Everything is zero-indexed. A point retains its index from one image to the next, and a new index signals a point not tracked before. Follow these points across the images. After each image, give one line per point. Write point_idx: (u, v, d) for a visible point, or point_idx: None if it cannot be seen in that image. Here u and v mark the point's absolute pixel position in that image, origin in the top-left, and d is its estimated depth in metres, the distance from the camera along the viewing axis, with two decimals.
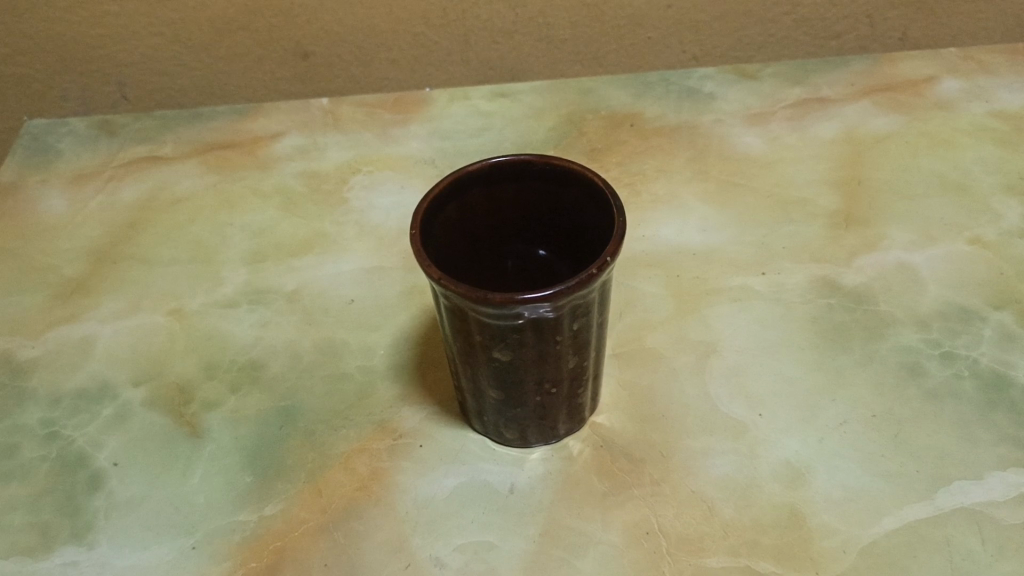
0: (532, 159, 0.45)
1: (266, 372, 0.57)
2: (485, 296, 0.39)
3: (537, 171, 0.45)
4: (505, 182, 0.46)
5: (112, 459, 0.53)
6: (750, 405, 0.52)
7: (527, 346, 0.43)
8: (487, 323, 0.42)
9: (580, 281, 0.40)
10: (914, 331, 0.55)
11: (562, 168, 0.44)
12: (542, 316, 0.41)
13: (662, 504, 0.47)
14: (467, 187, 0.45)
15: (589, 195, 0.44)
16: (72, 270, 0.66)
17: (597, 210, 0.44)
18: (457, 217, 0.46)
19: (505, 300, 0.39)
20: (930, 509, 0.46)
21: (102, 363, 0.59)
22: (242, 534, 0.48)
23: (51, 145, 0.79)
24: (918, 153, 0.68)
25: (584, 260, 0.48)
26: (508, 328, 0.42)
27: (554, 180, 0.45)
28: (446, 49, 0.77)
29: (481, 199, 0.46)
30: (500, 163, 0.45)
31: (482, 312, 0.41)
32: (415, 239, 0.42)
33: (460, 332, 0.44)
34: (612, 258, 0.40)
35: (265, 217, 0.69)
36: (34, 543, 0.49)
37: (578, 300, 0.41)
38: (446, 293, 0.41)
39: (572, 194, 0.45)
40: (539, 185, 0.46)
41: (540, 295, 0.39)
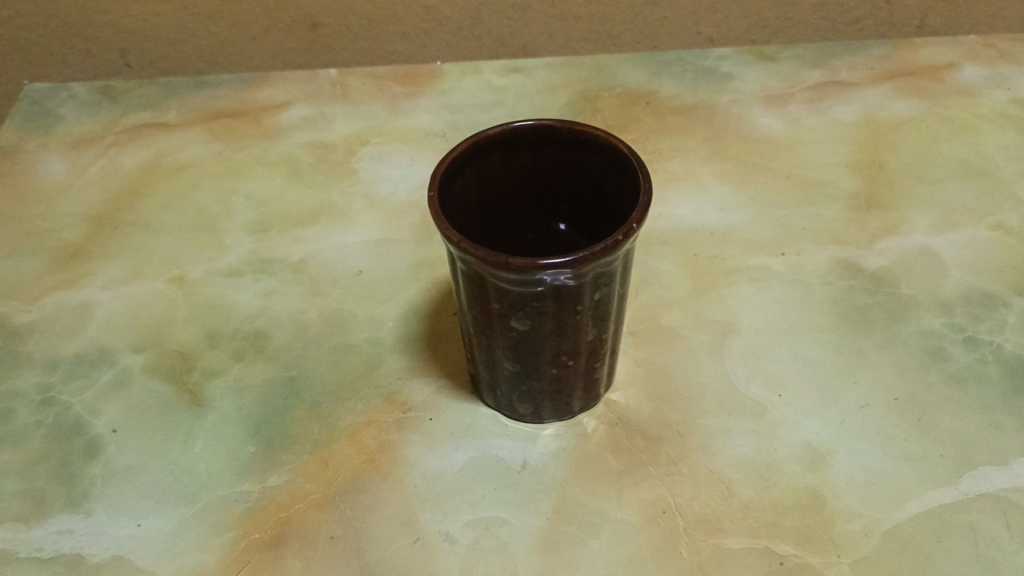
0: (555, 124, 0.43)
1: (270, 342, 0.56)
2: (504, 260, 0.38)
3: (560, 137, 0.44)
4: (525, 148, 0.44)
5: (110, 427, 0.52)
6: (769, 385, 0.50)
7: (546, 316, 0.42)
8: (506, 289, 0.40)
9: (604, 248, 0.38)
10: (937, 315, 0.54)
11: (586, 134, 0.43)
12: (563, 284, 0.40)
13: (679, 484, 0.46)
14: (487, 151, 0.44)
15: (613, 163, 0.43)
16: (71, 234, 0.65)
17: (621, 178, 0.43)
18: (475, 183, 0.44)
19: (526, 265, 0.38)
20: (954, 494, 0.45)
21: (101, 329, 0.57)
22: (244, 504, 0.47)
23: (51, 110, 0.77)
24: (939, 139, 0.67)
25: (605, 231, 0.46)
26: (527, 296, 0.40)
27: (576, 147, 0.44)
28: (457, 23, 0.75)
29: (500, 164, 0.45)
30: (522, 127, 0.43)
31: (501, 278, 0.39)
32: (432, 201, 0.40)
33: (476, 299, 0.43)
34: (637, 225, 0.39)
35: (272, 186, 0.68)
36: (27, 510, 0.48)
37: (600, 268, 0.40)
38: (464, 258, 0.39)
39: (595, 162, 0.44)
40: (561, 152, 0.45)
41: (562, 262, 0.38)
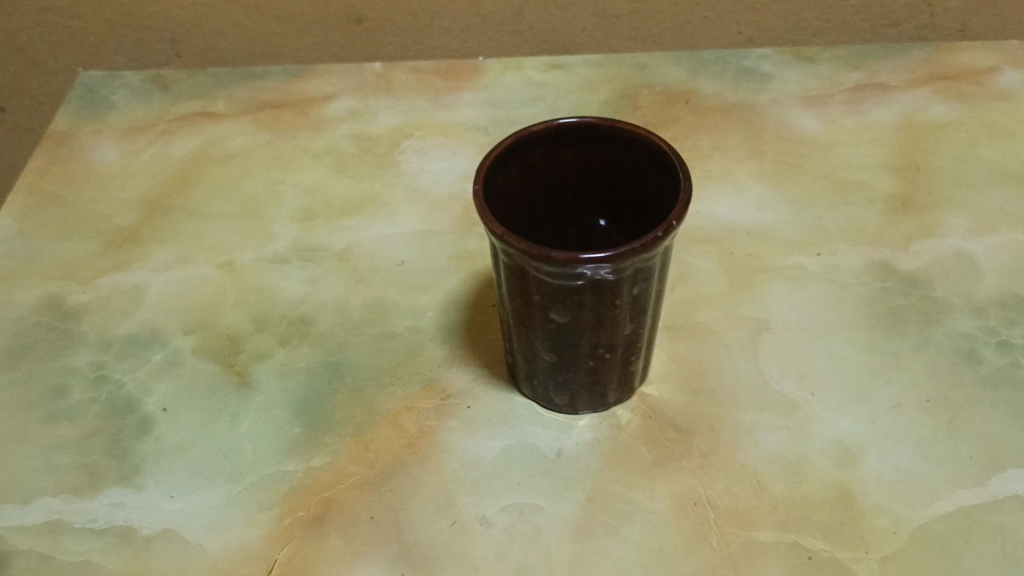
0: (597, 122, 0.45)
1: (315, 328, 0.57)
2: (546, 253, 0.39)
3: (603, 134, 0.45)
4: (568, 144, 0.46)
5: (161, 406, 0.54)
6: (801, 383, 0.51)
7: (585, 308, 0.43)
8: (547, 282, 0.42)
9: (644, 245, 0.39)
10: (971, 317, 0.54)
11: (628, 132, 0.44)
12: (602, 278, 0.41)
13: (710, 476, 0.47)
14: (531, 146, 0.45)
15: (653, 160, 0.44)
16: (124, 219, 0.67)
17: (662, 176, 0.44)
18: (518, 177, 0.46)
19: (567, 259, 0.39)
20: (984, 495, 0.45)
21: (152, 311, 0.59)
22: (289, 484, 0.49)
23: (104, 98, 0.79)
24: (978, 142, 0.67)
25: (643, 227, 0.47)
26: (567, 290, 0.42)
27: (618, 144, 0.45)
28: (500, 19, 0.77)
29: (543, 160, 0.46)
30: (566, 124, 0.45)
31: (542, 270, 0.41)
32: (477, 195, 0.41)
33: (517, 291, 0.44)
34: (677, 222, 0.40)
35: (317, 176, 0.70)
36: (82, 483, 0.50)
37: (640, 264, 0.41)
38: (508, 250, 0.41)
39: (636, 159, 0.45)
40: (603, 149, 0.46)
41: (603, 256, 0.39)
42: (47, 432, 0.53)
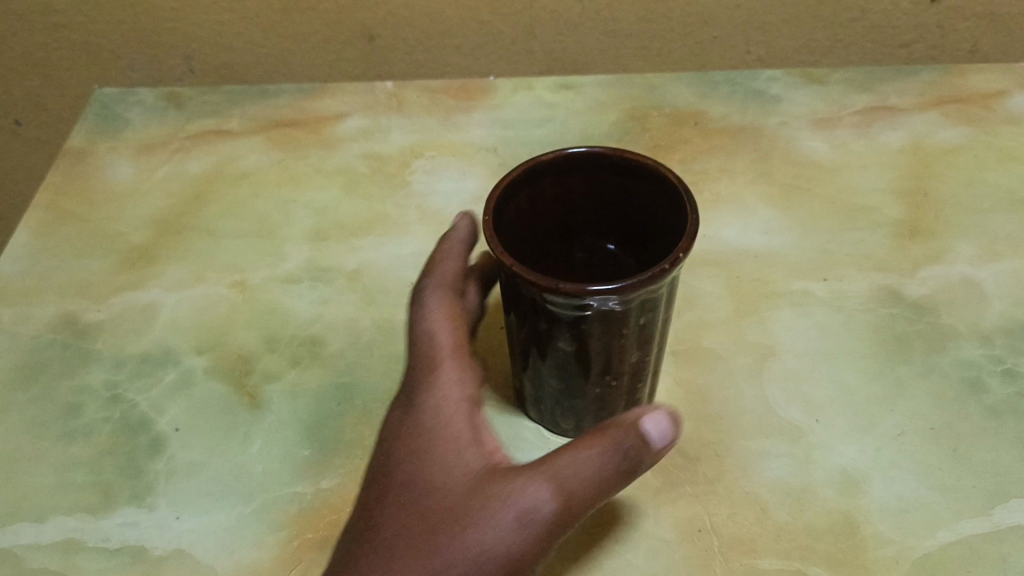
0: (606, 151, 0.45)
1: (326, 349, 0.58)
2: (554, 285, 0.39)
3: (611, 163, 0.45)
4: (576, 171, 0.46)
5: (173, 425, 0.54)
6: (807, 410, 0.52)
7: (593, 336, 0.43)
8: (556, 312, 0.42)
9: (651, 277, 0.39)
10: (976, 345, 0.54)
11: (636, 162, 0.45)
12: (611, 308, 0.41)
13: (714, 503, 0.48)
14: (540, 176, 0.45)
15: (660, 189, 0.44)
16: (138, 237, 0.68)
17: (669, 206, 0.44)
18: (528, 206, 0.46)
19: (576, 291, 0.39)
20: (986, 525, 0.46)
21: (165, 330, 0.60)
22: (298, 505, 0.49)
23: (120, 114, 0.81)
24: (986, 168, 0.68)
25: (651, 254, 0.48)
26: (575, 320, 0.42)
27: (626, 174, 0.46)
28: (511, 38, 0.77)
29: (553, 188, 0.47)
30: (575, 153, 0.45)
31: (552, 301, 0.41)
32: (487, 225, 0.42)
33: (526, 319, 0.44)
34: (684, 255, 0.40)
35: (328, 196, 0.70)
36: (95, 502, 0.51)
37: (647, 295, 0.41)
38: (518, 281, 0.41)
39: (644, 187, 0.45)
40: (612, 178, 0.46)
41: (611, 288, 0.39)
42: (62, 450, 0.53)
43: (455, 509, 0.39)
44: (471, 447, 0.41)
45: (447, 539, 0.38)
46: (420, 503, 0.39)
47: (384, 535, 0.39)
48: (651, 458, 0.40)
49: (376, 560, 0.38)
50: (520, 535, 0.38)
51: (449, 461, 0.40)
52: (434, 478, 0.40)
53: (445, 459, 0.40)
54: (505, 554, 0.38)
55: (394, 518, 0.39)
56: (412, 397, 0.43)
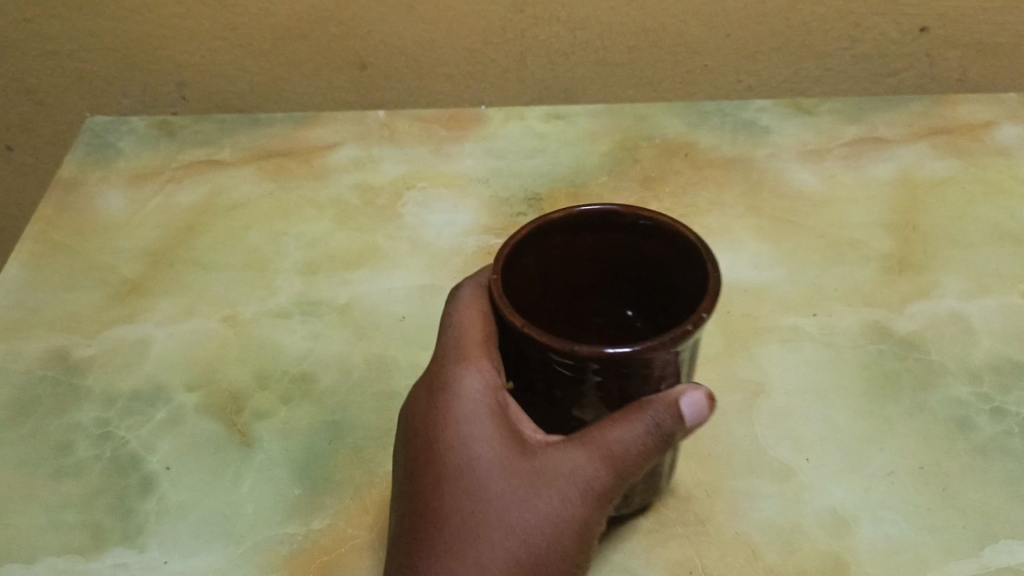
0: (619, 209, 0.43)
1: (317, 385, 0.58)
2: (567, 347, 0.36)
3: (624, 223, 0.43)
4: (586, 232, 0.43)
5: (164, 464, 0.54)
6: (797, 449, 0.52)
7: (612, 406, 0.40)
8: (567, 383, 0.38)
9: (674, 338, 0.36)
10: (965, 383, 0.55)
11: (651, 222, 0.42)
12: (632, 378, 0.38)
13: (705, 544, 0.48)
14: (548, 235, 0.43)
15: (678, 250, 0.42)
16: (130, 270, 0.68)
17: (686, 271, 0.42)
18: (534, 266, 0.43)
19: (591, 354, 0.36)
20: (974, 567, 0.46)
21: (156, 366, 0.60)
22: (289, 547, 0.49)
23: (112, 144, 0.80)
24: (974, 201, 0.68)
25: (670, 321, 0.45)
26: (590, 389, 0.38)
27: (640, 235, 0.43)
28: (503, 67, 0.78)
29: (561, 250, 0.44)
30: (586, 211, 0.43)
31: (562, 370, 0.37)
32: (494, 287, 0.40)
33: (534, 389, 0.40)
34: (707, 315, 0.37)
35: (320, 228, 0.70)
36: (85, 542, 0.51)
37: (670, 362, 0.38)
38: (527, 346, 0.38)
39: (659, 249, 0.43)
40: (623, 239, 0.44)
41: (629, 351, 0.36)
42: (52, 489, 0.53)
43: (511, 494, 0.40)
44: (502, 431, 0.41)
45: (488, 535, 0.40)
46: (470, 490, 0.40)
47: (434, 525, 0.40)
48: (689, 428, 0.39)
49: (441, 546, 0.40)
50: (575, 508, 0.40)
51: (490, 449, 0.40)
52: (467, 470, 0.40)
53: (485, 444, 0.40)
54: (564, 522, 0.40)
55: (448, 506, 0.40)
56: (440, 379, 0.43)
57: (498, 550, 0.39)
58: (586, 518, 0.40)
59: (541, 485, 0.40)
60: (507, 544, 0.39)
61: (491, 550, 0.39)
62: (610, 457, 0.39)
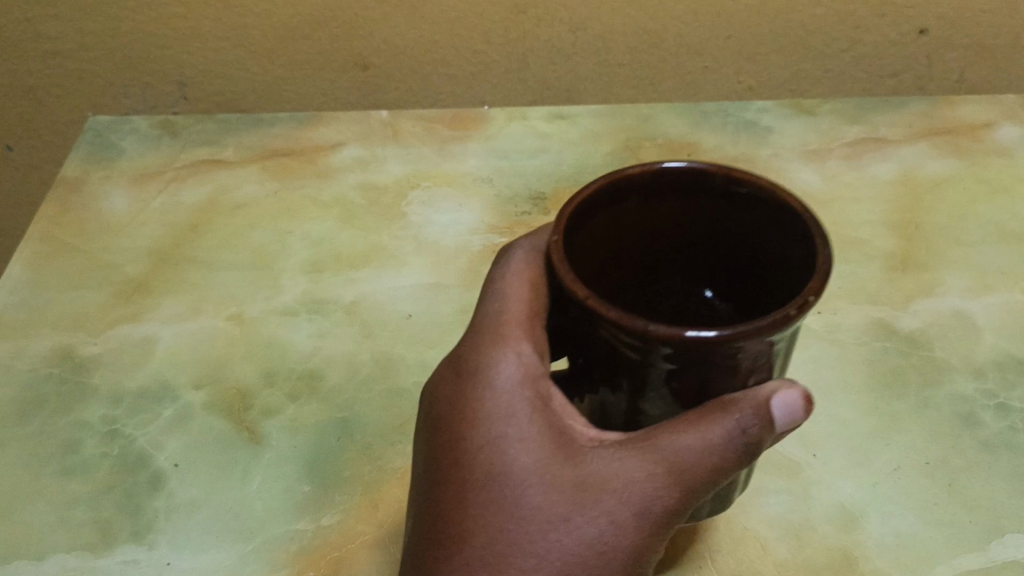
0: (709, 169, 0.39)
1: (324, 382, 0.58)
2: (642, 325, 0.32)
3: (713, 187, 0.40)
4: (670, 196, 0.40)
5: (172, 461, 0.54)
6: (805, 445, 0.52)
7: (687, 396, 0.36)
8: (638, 363, 0.34)
9: (773, 323, 0.32)
10: (969, 379, 0.55)
11: (746, 185, 0.39)
12: (717, 362, 0.34)
13: (715, 539, 0.48)
14: (623, 195, 0.39)
15: (777, 220, 0.39)
16: (134, 269, 0.68)
17: (788, 240, 0.38)
18: (604, 231, 0.40)
19: (668, 336, 0.32)
20: (981, 560, 0.46)
21: (163, 364, 0.60)
22: (299, 543, 0.50)
23: (116, 143, 0.80)
24: (975, 200, 0.69)
25: (762, 303, 0.42)
26: (662, 374, 0.35)
27: (730, 199, 0.40)
28: (505, 67, 0.78)
29: (637, 213, 0.40)
30: (671, 169, 0.39)
31: (631, 350, 0.34)
32: (553, 245, 0.36)
33: (599, 370, 0.37)
34: (814, 298, 0.33)
35: (325, 227, 0.71)
36: (94, 539, 0.50)
37: (762, 348, 0.34)
38: (596, 325, 0.34)
39: (754, 219, 0.40)
40: (711, 204, 0.40)
41: (715, 335, 0.31)
42: (60, 487, 0.53)
43: (556, 506, 0.38)
44: (549, 434, 0.39)
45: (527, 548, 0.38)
46: (508, 499, 0.38)
47: (468, 532, 0.39)
48: (770, 435, 0.37)
49: (476, 556, 0.38)
50: (626, 524, 0.38)
51: (533, 458, 0.39)
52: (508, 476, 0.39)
53: (530, 449, 0.39)
54: (611, 539, 0.38)
55: (481, 517, 0.39)
56: (474, 368, 0.41)
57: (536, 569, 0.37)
58: (637, 539, 0.38)
59: (589, 497, 0.38)
60: (546, 563, 0.38)
61: (531, 563, 0.38)
62: (671, 468, 0.37)
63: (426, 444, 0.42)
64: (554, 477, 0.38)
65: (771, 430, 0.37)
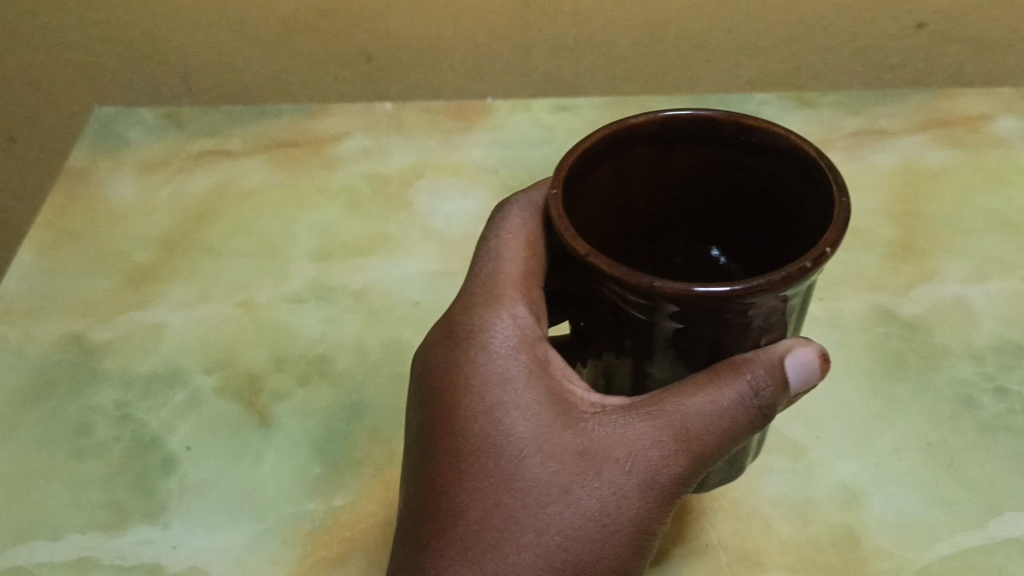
0: (717, 116, 0.40)
1: (334, 367, 0.59)
2: (648, 282, 0.32)
3: (722, 135, 0.41)
4: (679, 146, 0.41)
5: (184, 444, 0.55)
6: (808, 427, 0.53)
7: (695, 352, 0.37)
8: (646, 319, 0.35)
9: (789, 276, 0.32)
10: (968, 363, 0.56)
11: (757, 132, 0.40)
12: (731, 317, 0.34)
13: (721, 517, 0.49)
14: (630, 145, 0.40)
15: (788, 165, 0.40)
16: (143, 256, 0.69)
17: (805, 187, 0.39)
18: (608, 183, 0.41)
19: (675, 292, 0.32)
20: (981, 537, 0.47)
21: (173, 349, 0.61)
22: (312, 522, 0.50)
23: (120, 134, 0.81)
24: (974, 190, 0.70)
25: (773, 254, 0.43)
26: (669, 329, 0.35)
27: (741, 148, 0.41)
28: (508, 59, 0.79)
29: (644, 162, 0.42)
30: (678, 117, 0.40)
31: (636, 306, 0.34)
32: (554, 198, 0.37)
33: (608, 327, 0.38)
34: (831, 249, 0.33)
35: (332, 215, 0.71)
36: (109, 519, 0.51)
37: (777, 302, 0.34)
38: (601, 283, 0.35)
39: (764, 166, 0.41)
40: (719, 153, 0.41)
41: (726, 290, 0.32)
42: (73, 469, 0.54)
43: (558, 475, 0.38)
44: (549, 402, 0.40)
45: (528, 517, 0.38)
46: (506, 468, 0.39)
47: (467, 501, 0.39)
48: (782, 399, 0.38)
49: (475, 525, 0.39)
50: (631, 493, 0.38)
51: (532, 426, 0.39)
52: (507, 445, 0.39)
53: (530, 417, 0.39)
54: (616, 509, 0.38)
55: (480, 490, 0.39)
56: (473, 331, 0.42)
57: (536, 542, 0.38)
58: (640, 509, 0.38)
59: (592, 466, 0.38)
60: (547, 535, 0.38)
61: (531, 532, 0.38)
62: (677, 435, 0.38)
63: (422, 413, 0.43)
64: (555, 446, 0.39)
65: (779, 395, 0.38)
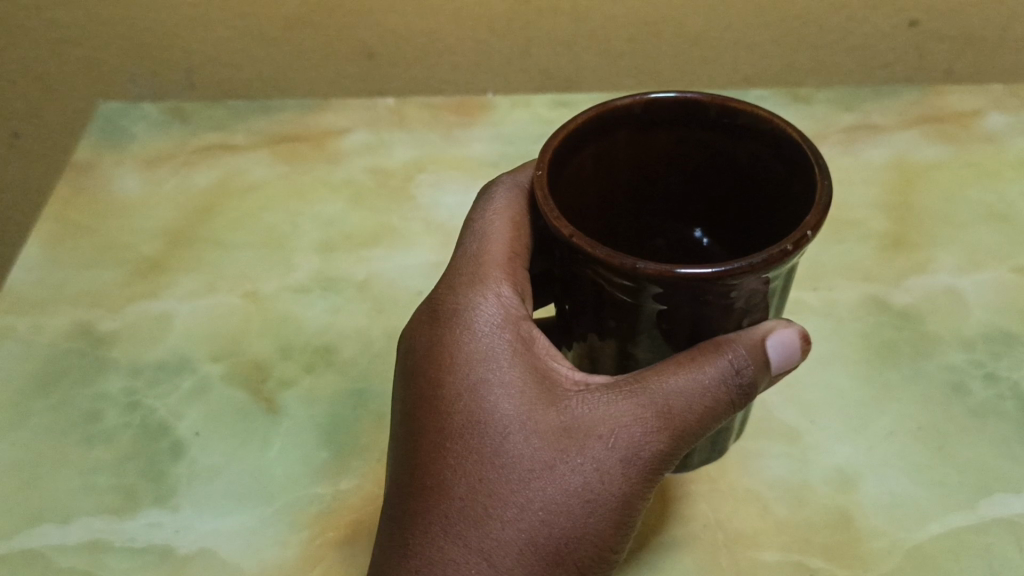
0: (700, 98, 0.41)
1: (339, 355, 0.60)
2: (632, 264, 0.34)
3: (706, 118, 0.42)
4: (662, 128, 0.43)
5: (193, 430, 0.56)
6: (803, 412, 0.55)
7: (679, 332, 0.38)
8: (629, 299, 0.37)
9: (769, 259, 0.33)
10: (959, 350, 0.58)
11: (741, 114, 0.41)
12: (713, 299, 0.36)
13: (719, 499, 0.50)
14: (613, 128, 0.42)
15: (770, 147, 0.41)
16: (149, 248, 0.70)
17: (787, 170, 0.40)
18: (592, 167, 0.43)
19: (657, 274, 0.33)
20: (972, 517, 0.49)
21: (180, 338, 0.62)
22: (319, 505, 0.51)
23: (125, 129, 0.83)
24: (965, 184, 0.71)
25: (755, 233, 0.45)
26: (652, 309, 0.37)
27: (724, 130, 0.42)
28: (507, 55, 0.80)
29: (627, 144, 0.43)
30: (662, 100, 0.41)
31: (620, 286, 0.36)
32: (539, 180, 0.38)
33: (591, 307, 0.39)
34: (811, 232, 0.35)
35: (336, 208, 0.73)
36: (120, 503, 0.52)
37: (757, 284, 0.36)
38: (585, 265, 0.36)
39: (745, 147, 0.42)
40: (704, 134, 0.43)
41: (709, 272, 0.33)
42: (84, 454, 0.55)
43: (542, 450, 0.39)
44: (534, 381, 0.41)
45: (512, 491, 0.39)
46: (491, 444, 0.40)
47: (451, 477, 0.40)
48: (762, 379, 0.39)
49: (460, 500, 0.39)
50: (614, 469, 0.39)
51: (516, 404, 0.40)
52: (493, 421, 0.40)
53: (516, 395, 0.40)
54: (598, 485, 0.39)
55: (463, 466, 0.40)
56: (460, 312, 0.43)
57: (519, 518, 0.39)
58: (622, 486, 0.39)
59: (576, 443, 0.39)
60: (529, 511, 0.39)
61: (515, 506, 0.39)
62: (660, 412, 0.39)
63: (406, 394, 0.44)
64: (540, 423, 0.40)
65: (759, 374, 0.39)
